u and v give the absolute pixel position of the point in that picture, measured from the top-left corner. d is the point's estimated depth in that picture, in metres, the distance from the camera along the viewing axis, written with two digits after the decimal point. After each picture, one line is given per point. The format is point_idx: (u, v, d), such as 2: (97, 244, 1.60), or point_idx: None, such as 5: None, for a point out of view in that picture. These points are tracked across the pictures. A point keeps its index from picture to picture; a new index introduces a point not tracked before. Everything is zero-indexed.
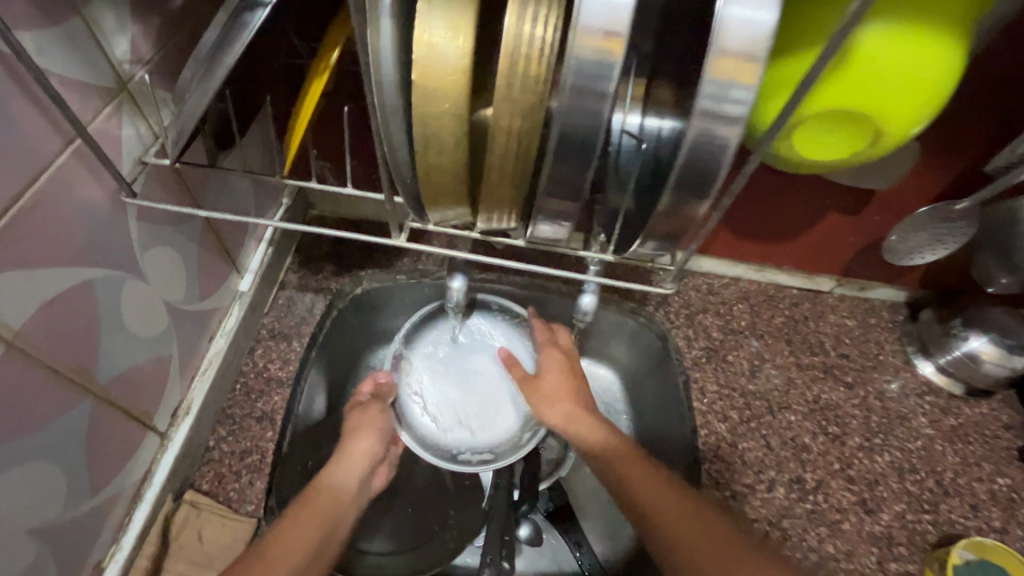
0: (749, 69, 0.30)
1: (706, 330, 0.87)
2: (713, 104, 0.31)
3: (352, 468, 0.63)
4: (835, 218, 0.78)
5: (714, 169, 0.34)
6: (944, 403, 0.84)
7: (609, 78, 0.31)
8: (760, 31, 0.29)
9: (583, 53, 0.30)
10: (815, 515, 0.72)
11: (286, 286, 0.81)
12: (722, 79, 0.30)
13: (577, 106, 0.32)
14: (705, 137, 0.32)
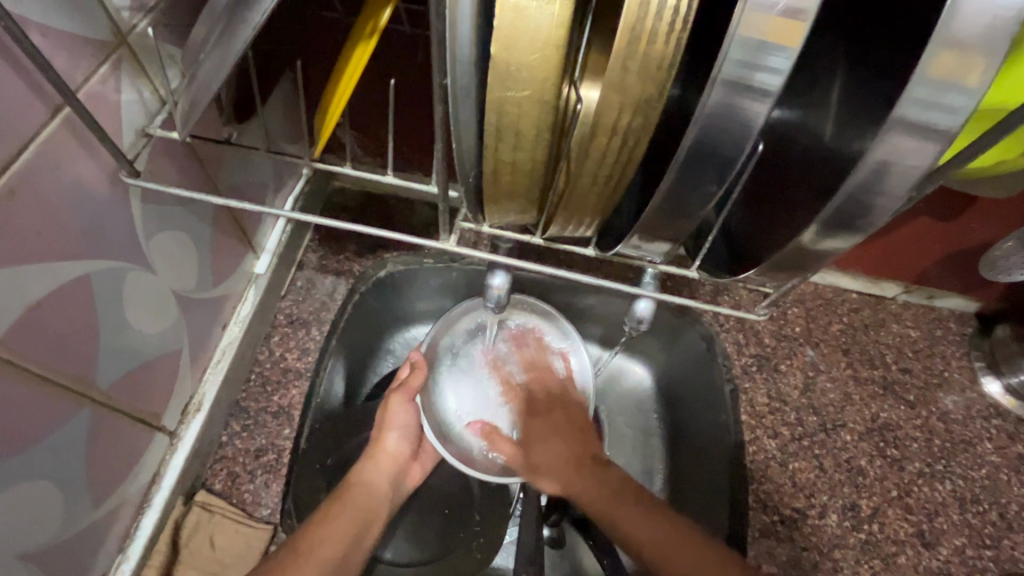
0: (977, 66, 0.23)
1: (758, 336, 0.79)
2: (917, 112, 0.25)
3: (380, 467, 0.59)
4: (924, 222, 0.71)
5: (890, 194, 0.28)
6: (1013, 428, 0.77)
7: (775, 71, 0.24)
8: (1001, 15, 0.22)
9: (750, 38, 0.23)
10: (869, 547, 0.67)
11: (304, 267, 0.74)
12: (936, 79, 0.24)
13: (730, 110, 0.25)
14: (889, 154, 0.26)
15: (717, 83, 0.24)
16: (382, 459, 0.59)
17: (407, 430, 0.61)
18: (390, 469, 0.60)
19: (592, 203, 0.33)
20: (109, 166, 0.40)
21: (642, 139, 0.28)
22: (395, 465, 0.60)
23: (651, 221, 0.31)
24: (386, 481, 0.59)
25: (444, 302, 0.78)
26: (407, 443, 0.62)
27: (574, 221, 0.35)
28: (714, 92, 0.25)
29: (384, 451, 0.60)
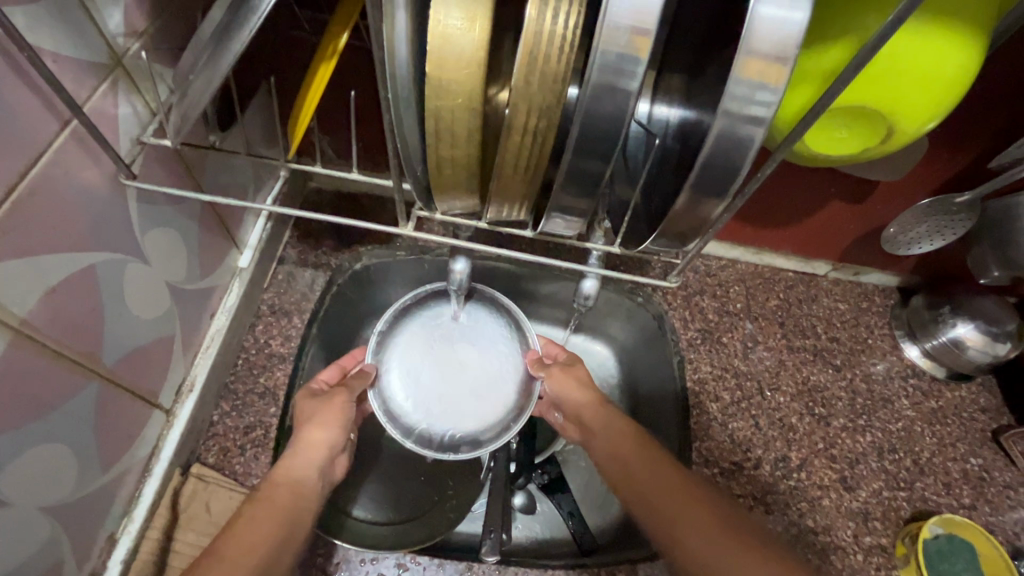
0: (777, 70, 0.31)
1: (702, 312, 0.89)
2: (738, 105, 0.33)
3: (308, 459, 0.58)
4: (838, 206, 0.79)
5: (736, 168, 0.35)
6: (927, 386, 0.87)
7: (633, 75, 0.31)
8: (788, 34, 0.31)
9: (609, 51, 0.30)
10: (798, 492, 0.75)
11: (285, 261, 0.82)
12: (750, 80, 0.32)
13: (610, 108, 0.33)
14: (729, 136, 0.34)
15: (592, 85, 0.32)
16: (312, 453, 0.59)
17: (338, 425, 0.62)
18: (316, 463, 0.59)
19: (518, 188, 0.40)
20: (110, 170, 0.46)
21: (547, 135, 0.36)
22: (324, 458, 0.59)
23: (562, 201, 0.39)
24: (311, 476, 0.58)
25: (416, 292, 0.85)
26: (341, 440, 0.62)
27: (506, 205, 0.43)
28: (587, 92, 0.32)
29: (314, 443, 0.60)
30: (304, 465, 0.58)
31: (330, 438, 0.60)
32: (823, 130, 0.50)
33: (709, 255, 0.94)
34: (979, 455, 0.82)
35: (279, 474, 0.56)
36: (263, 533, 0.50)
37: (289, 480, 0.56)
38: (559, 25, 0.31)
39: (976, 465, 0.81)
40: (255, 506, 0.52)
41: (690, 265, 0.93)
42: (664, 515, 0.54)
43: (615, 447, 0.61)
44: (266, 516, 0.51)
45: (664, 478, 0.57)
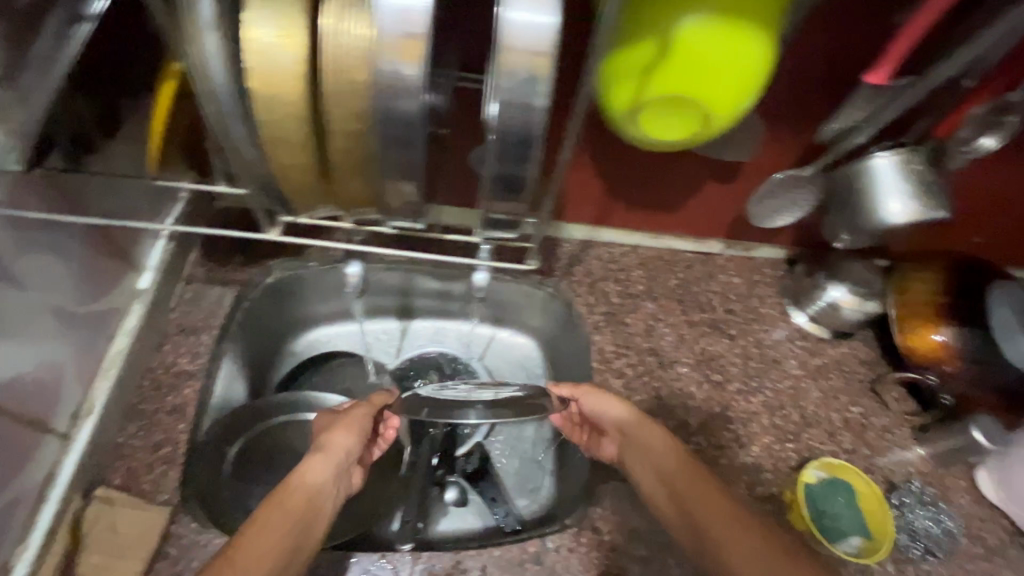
0: (540, 61, 0.40)
1: (606, 296, 0.95)
2: (514, 93, 0.41)
3: (322, 465, 0.61)
4: (713, 186, 0.85)
5: (531, 142, 0.43)
6: (813, 346, 0.95)
7: (415, 73, 0.37)
8: (541, 35, 0.39)
9: (392, 55, 0.36)
10: (696, 453, 0.81)
11: (192, 280, 0.83)
12: (519, 73, 0.40)
13: (406, 101, 0.38)
14: (519, 116, 0.42)
15: (383, 84, 0.37)
16: (334, 456, 0.63)
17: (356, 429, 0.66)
18: (333, 467, 0.62)
19: (358, 186, 0.45)
20: None
21: (362, 130, 0.41)
22: (341, 461, 0.63)
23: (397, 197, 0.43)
24: (330, 479, 0.61)
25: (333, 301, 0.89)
26: (358, 445, 0.66)
27: (353, 205, 0.47)
28: (377, 85, 0.37)
29: (337, 447, 0.64)
30: (321, 469, 0.61)
31: (348, 442, 0.65)
32: (653, 117, 0.55)
33: (612, 242, 1.00)
34: (859, 403, 0.90)
35: (297, 478, 0.59)
36: (274, 537, 0.52)
37: (307, 488, 0.59)
38: (349, 32, 0.37)
39: (856, 413, 0.89)
40: (271, 507, 0.55)
41: (595, 253, 0.99)
42: (700, 524, 0.58)
43: (660, 466, 0.64)
44: (279, 519, 0.54)
45: (709, 496, 0.59)
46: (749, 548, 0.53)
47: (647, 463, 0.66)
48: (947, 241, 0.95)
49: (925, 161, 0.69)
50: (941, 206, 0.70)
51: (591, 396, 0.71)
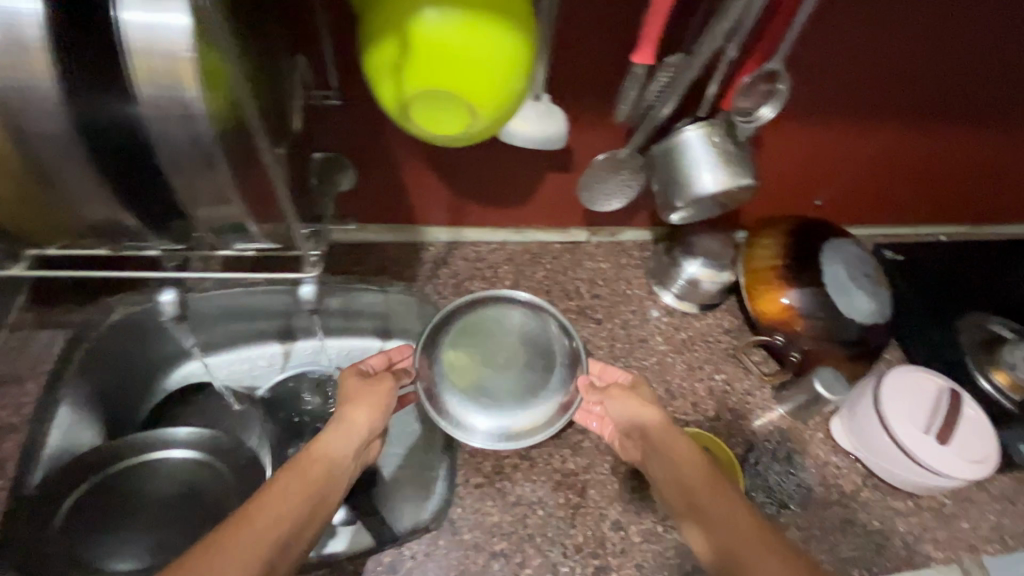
0: (175, 63, 0.37)
1: (471, 295, 0.95)
2: (158, 97, 0.38)
3: (342, 438, 0.64)
4: (554, 176, 0.85)
5: (198, 146, 0.40)
6: (678, 321, 0.98)
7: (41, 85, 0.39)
8: (160, 32, 0.36)
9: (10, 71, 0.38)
10: (561, 440, 0.81)
11: (20, 328, 0.81)
12: (155, 78, 0.37)
13: (22, 104, 0.39)
14: (172, 118, 0.39)
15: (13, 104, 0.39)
16: (353, 432, 0.65)
17: (374, 405, 0.68)
18: (351, 444, 0.64)
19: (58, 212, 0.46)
20: None
21: None
22: (360, 437, 0.65)
23: None
24: (343, 453, 0.63)
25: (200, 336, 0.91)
26: (377, 421, 0.68)
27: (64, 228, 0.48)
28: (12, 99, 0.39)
29: (353, 424, 0.65)
30: (340, 444, 0.63)
31: (378, 403, 0.69)
32: (424, 113, 0.55)
33: (477, 241, 0.99)
34: (723, 370, 0.93)
35: (317, 451, 0.61)
36: (291, 492, 0.55)
37: (327, 453, 0.62)
38: None
39: (719, 381, 0.92)
40: (284, 480, 0.56)
41: (461, 254, 0.99)
42: (721, 536, 0.54)
43: (681, 469, 0.62)
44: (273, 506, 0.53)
45: (722, 506, 0.56)
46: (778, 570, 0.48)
47: (660, 475, 0.64)
48: (793, 205, 1.00)
49: (724, 134, 0.71)
50: (746, 175, 0.73)
51: (617, 403, 0.71)
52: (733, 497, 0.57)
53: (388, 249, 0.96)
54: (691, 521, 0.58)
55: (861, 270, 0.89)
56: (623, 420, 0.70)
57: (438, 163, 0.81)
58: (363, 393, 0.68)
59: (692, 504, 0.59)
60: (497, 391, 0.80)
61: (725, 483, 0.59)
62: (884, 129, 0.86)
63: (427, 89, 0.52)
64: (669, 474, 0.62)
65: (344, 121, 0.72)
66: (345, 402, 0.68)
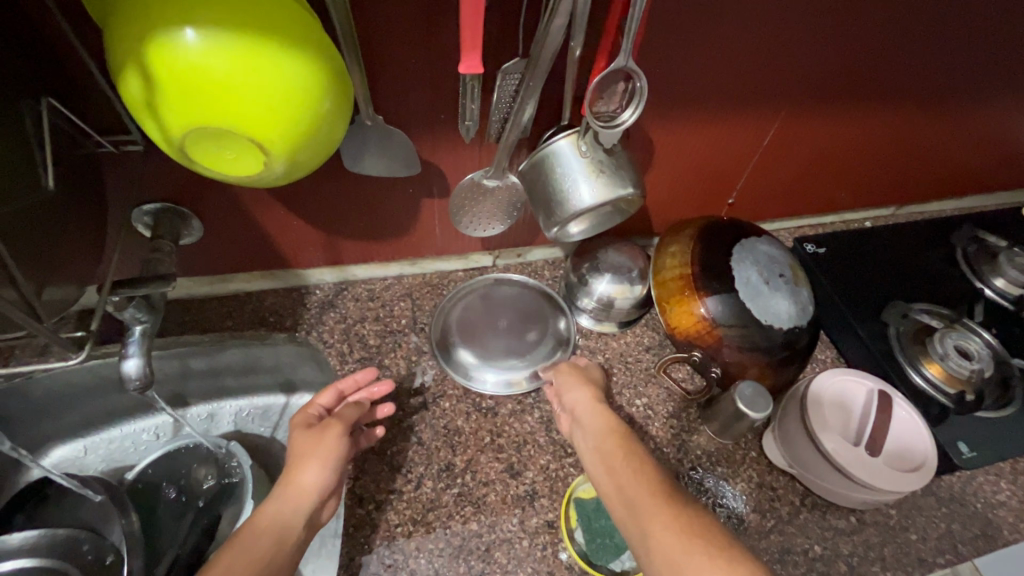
0: None
1: (363, 339, 0.86)
2: None
3: (292, 505, 0.58)
4: (431, 203, 0.77)
5: None
6: (594, 343, 0.90)
7: None
8: None
9: None
10: (461, 498, 0.72)
11: None
12: None
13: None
14: None
15: None
16: (297, 496, 0.59)
17: (326, 461, 0.62)
18: (299, 507, 0.59)
19: None
20: None
21: None
22: (310, 499, 0.60)
23: None
24: (295, 521, 0.57)
25: (62, 417, 0.81)
26: (328, 478, 0.62)
27: None
28: None
29: (300, 486, 0.60)
30: (290, 508, 0.58)
31: (334, 448, 0.64)
32: (212, 152, 0.48)
33: (369, 279, 0.90)
34: (644, 394, 0.85)
35: (258, 518, 0.56)
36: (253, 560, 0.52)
37: (280, 518, 0.57)
38: None
39: (640, 406, 0.84)
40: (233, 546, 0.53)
41: (351, 295, 0.90)
42: (630, 493, 0.59)
43: (602, 438, 0.67)
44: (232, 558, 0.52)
45: (633, 466, 0.62)
46: (670, 531, 0.53)
47: (592, 445, 0.67)
48: (702, 205, 0.95)
49: (592, 142, 0.64)
50: (626, 183, 0.66)
51: (566, 377, 0.77)
52: (642, 460, 0.63)
53: (266, 299, 0.87)
54: (604, 478, 0.63)
55: (774, 270, 0.83)
56: (570, 389, 0.76)
57: (291, 200, 0.72)
58: (309, 449, 0.63)
59: (608, 466, 0.64)
60: (472, 341, 0.86)
61: (635, 446, 0.65)
62: (780, 117, 0.80)
63: (197, 127, 0.44)
64: (594, 439, 0.68)
65: (158, 170, 0.63)
66: (291, 459, 0.63)
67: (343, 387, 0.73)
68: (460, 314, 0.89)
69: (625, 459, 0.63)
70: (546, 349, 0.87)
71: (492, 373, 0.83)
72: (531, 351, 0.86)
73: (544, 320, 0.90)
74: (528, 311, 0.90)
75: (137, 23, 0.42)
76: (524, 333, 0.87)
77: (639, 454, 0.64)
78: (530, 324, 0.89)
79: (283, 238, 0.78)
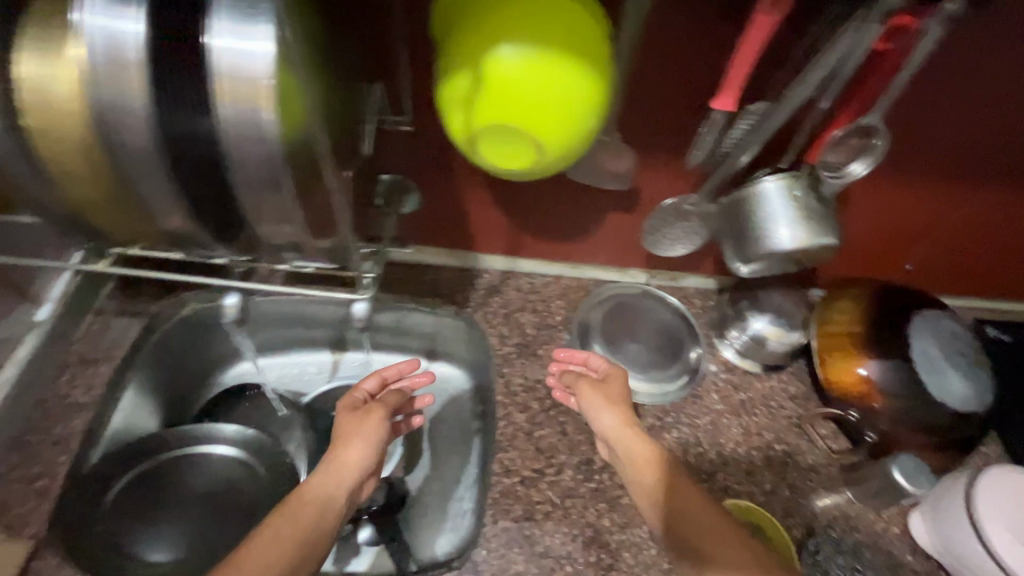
0: (259, 89, 0.39)
1: (521, 327, 0.92)
2: (236, 111, 0.40)
3: (337, 482, 0.67)
4: (618, 216, 0.83)
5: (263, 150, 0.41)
6: (738, 379, 0.91)
7: (126, 97, 0.39)
8: (254, 58, 0.38)
9: (100, 83, 0.39)
10: (598, 493, 0.77)
11: (102, 311, 0.83)
12: (239, 95, 0.39)
13: (111, 121, 0.40)
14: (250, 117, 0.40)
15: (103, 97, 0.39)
16: (333, 476, 0.67)
17: (367, 443, 0.70)
18: (342, 485, 0.67)
19: (143, 222, 0.46)
20: None
21: (88, 153, 0.41)
22: (352, 476, 0.68)
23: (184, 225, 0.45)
24: (330, 497, 0.65)
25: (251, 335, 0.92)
26: (369, 458, 0.70)
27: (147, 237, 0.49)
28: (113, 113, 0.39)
29: (342, 466, 0.68)
30: (330, 488, 0.66)
31: (374, 431, 0.72)
32: (493, 146, 0.55)
33: (533, 273, 0.96)
34: (784, 440, 0.85)
35: (303, 492, 0.64)
36: (286, 534, 0.60)
37: (324, 492, 0.65)
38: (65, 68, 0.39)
39: (779, 451, 0.84)
40: (274, 522, 0.61)
41: (514, 284, 0.96)
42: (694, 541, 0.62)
43: (642, 470, 0.69)
44: (277, 535, 0.59)
45: (698, 510, 0.64)
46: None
47: (635, 478, 0.70)
48: (875, 267, 0.92)
49: (807, 186, 0.66)
50: (829, 232, 0.67)
51: (594, 396, 0.77)
52: (697, 499, 0.65)
53: (442, 272, 0.95)
54: (656, 514, 0.67)
55: (955, 347, 0.79)
56: (602, 407, 0.75)
57: (499, 190, 0.81)
58: (351, 432, 0.71)
59: (657, 505, 0.67)
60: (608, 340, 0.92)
61: (683, 481, 0.67)
62: (994, 192, 0.77)
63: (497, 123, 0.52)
64: (638, 471, 0.70)
65: (413, 150, 0.74)
66: (339, 439, 0.71)
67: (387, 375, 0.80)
68: (605, 313, 0.95)
69: (683, 497, 0.66)
70: (673, 372, 0.91)
71: None
72: (659, 371, 0.90)
73: (678, 345, 0.93)
74: (665, 331, 0.94)
75: (472, 36, 0.51)
76: (658, 351, 0.92)
77: (690, 491, 0.66)
78: (665, 345, 0.93)
79: (477, 224, 0.88)
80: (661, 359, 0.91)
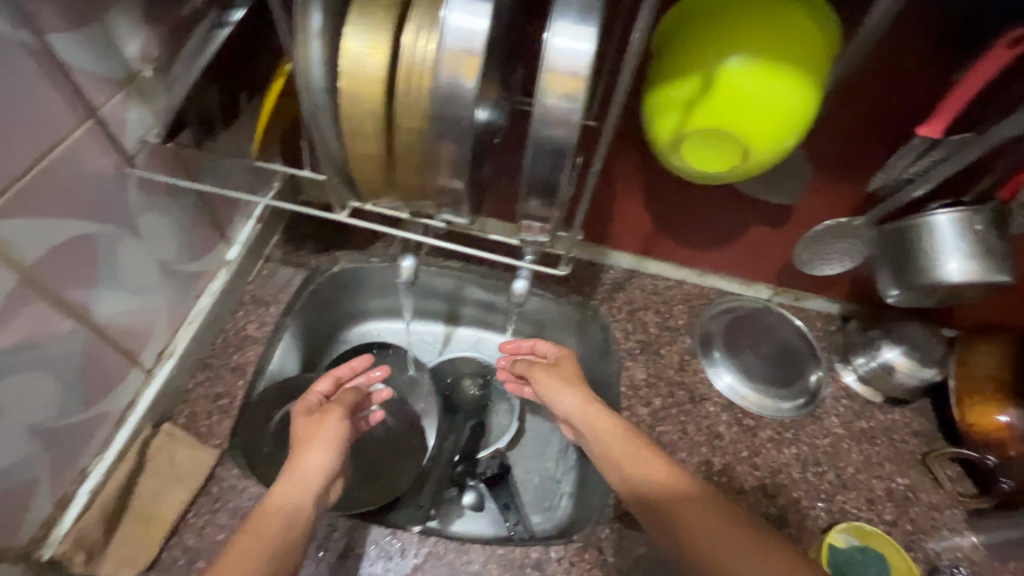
0: (575, 82, 0.43)
1: (644, 325, 0.94)
2: (551, 105, 0.44)
3: (298, 487, 0.64)
4: (762, 229, 0.86)
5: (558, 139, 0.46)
6: (860, 407, 0.90)
7: (466, 81, 0.44)
8: (578, 59, 0.43)
9: (446, 63, 0.43)
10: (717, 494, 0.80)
11: (270, 259, 0.94)
12: (557, 88, 0.44)
13: (445, 100, 0.44)
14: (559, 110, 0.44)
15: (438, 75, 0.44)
16: (302, 481, 0.64)
17: (332, 444, 0.68)
18: (308, 488, 0.64)
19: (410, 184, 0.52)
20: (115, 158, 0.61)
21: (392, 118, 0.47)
22: (320, 478, 0.66)
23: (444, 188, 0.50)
24: (300, 496, 0.63)
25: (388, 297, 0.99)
26: (335, 458, 0.68)
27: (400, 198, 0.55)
28: (438, 95, 0.44)
29: (306, 466, 0.65)
30: (295, 492, 0.63)
31: (335, 431, 0.69)
32: (698, 149, 0.59)
33: (658, 274, 0.99)
34: (906, 475, 0.84)
35: (269, 503, 0.62)
36: (269, 535, 0.59)
37: (286, 504, 0.62)
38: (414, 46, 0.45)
39: (901, 485, 0.83)
40: (243, 536, 0.58)
41: (638, 284, 0.99)
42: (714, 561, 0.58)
43: (651, 481, 0.66)
44: (246, 547, 0.57)
45: (707, 522, 0.61)
46: None
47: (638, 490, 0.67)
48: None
49: (988, 221, 0.66)
50: (1005, 271, 0.67)
51: (595, 418, 0.73)
52: (715, 515, 0.61)
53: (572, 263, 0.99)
54: (665, 532, 0.63)
55: None
56: (599, 422, 0.73)
57: (653, 190, 0.85)
58: (308, 435, 0.68)
59: (666, 519, 0.63)
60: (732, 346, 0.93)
61: (697, 491, 0.64)
62: None
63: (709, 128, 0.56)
64: (642, 491, 0.66)
65: None
66: (295, 444, 0.68)
67: (341, 373, 0.79)
68: (731, 320, 0.96)
69: (693, 514, 0.62)
70: (792, 395, 0.90)
71: (727, 377, 0.90)
72: (777, 391, 0.90)
73: (799, 365, 0.93)
74: (788, 352, 0.94)
75: (701, 45, 0.54)
76: (779, 370, 0.92)
77: (704, 506, 0.62)
78: (787, 365, 0.93)
79: (620, 221, 0.92)
80: (781, 379, 0.91)
